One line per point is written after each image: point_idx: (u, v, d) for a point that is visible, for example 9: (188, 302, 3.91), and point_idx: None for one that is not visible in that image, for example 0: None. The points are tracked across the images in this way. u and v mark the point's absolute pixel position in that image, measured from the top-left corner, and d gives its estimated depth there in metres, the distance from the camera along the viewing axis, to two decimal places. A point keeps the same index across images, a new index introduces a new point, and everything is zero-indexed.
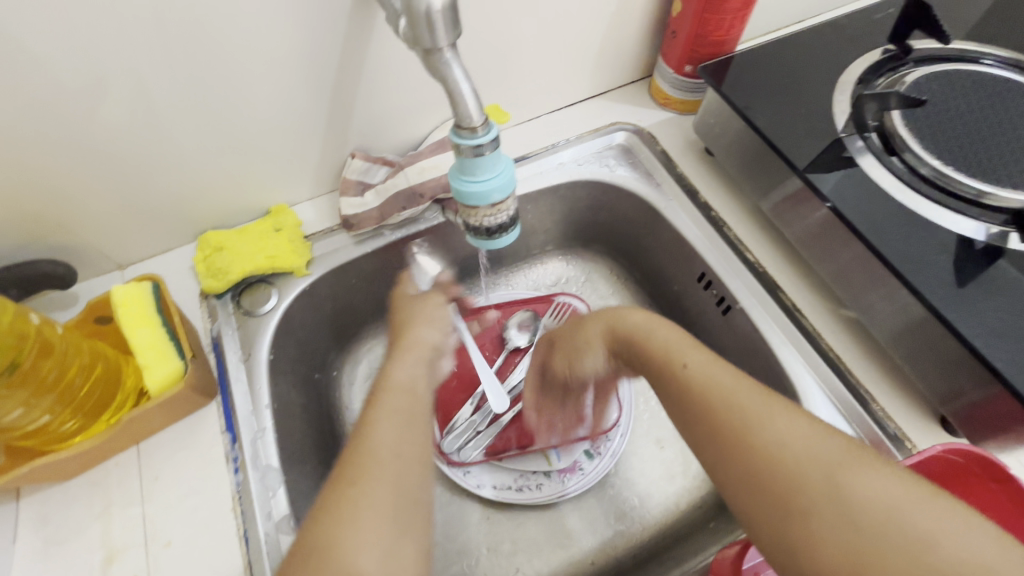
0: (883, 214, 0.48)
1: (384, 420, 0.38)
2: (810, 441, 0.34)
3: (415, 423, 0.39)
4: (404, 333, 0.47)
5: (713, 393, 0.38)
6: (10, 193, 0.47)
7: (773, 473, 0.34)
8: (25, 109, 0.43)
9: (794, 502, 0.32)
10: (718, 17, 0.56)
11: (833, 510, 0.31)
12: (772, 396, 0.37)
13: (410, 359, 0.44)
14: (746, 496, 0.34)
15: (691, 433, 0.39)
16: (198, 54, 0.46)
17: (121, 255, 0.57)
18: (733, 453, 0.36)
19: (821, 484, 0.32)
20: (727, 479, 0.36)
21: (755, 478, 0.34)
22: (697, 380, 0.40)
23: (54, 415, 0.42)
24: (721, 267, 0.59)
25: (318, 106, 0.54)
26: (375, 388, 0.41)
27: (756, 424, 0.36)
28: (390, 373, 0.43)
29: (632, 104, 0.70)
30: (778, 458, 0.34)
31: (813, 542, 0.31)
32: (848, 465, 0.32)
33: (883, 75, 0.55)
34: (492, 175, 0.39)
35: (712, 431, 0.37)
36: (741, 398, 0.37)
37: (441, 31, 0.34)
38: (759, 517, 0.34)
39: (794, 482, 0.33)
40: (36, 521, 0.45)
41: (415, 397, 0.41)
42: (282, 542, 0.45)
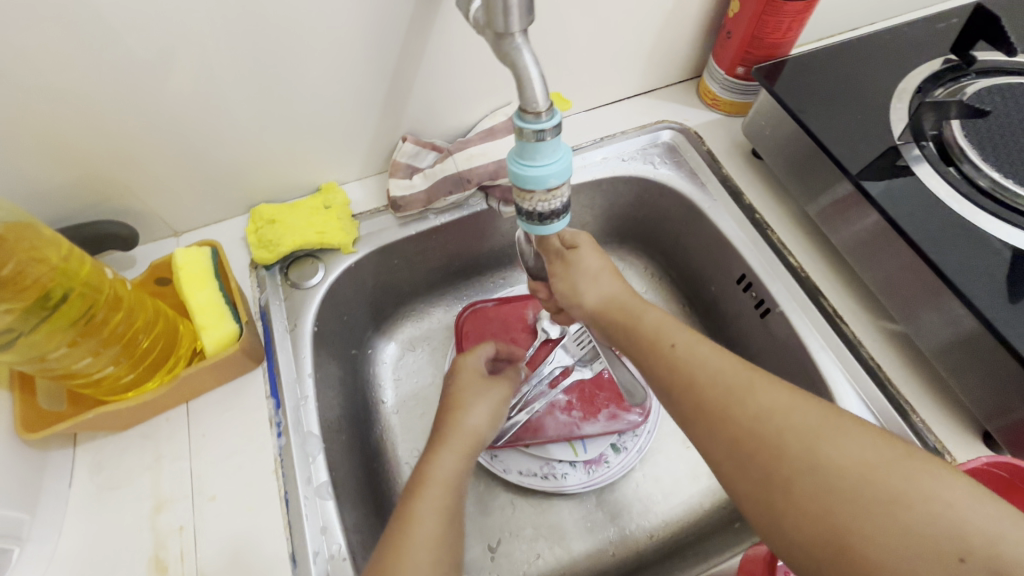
0: (937, 223, 0.47)
1: (422, 522, 0.40)
2: (790, 412, 0.36)
3: (445, 531, 0.40)
4: (456, 417, 0.49)
5: (701, 373, 0.40)
6: (85, 154, 0.49)
7: (759, 446, 0.35)
8: (107, 74, 0.45)
9: (777, 467, 0.34)
10: (776, 19, 0.56)
11: (813, 475, 0.33)
12: (755, 372, 0.39)
13: (448, 454, 0.46)
14: (731, 463, 0.36)
15: (679, 409, 0.40)
16: (270, 30, 0.47)
17: (178, 222, 0.60)
18: (720, 426, 0.37)
19: (801, 452, 0.34)
20: (715, 450, 0.37)
21: (742, 448, 0.36)
22: (685, 362, 0.41)
23: (117, 366, 0.44)
24: (762, 269, 0.58)
25: (375, 88, 0.55)
26: (415, 480, 0.44)
27: (742, 399, 0.37)
28: (435, 465, 0.44)
29: (679, 104, 0.70)
30: (760, 429, 0.36)
31: (799, 506, 0.33)
32: (826, 433, 0.34)
33: (943, 84, 0.55)
34: (550, 162, 0.39)
35: (696, 404, 0.39)
36: (726, 375, 0.39)
37: (516, 16, 0.36)
38: (746, 483, 0.35)
39: (778, 450, 0.35)
40: (91, 467, 0.47)
41: (451, 494, 0.43)
42: (320, 506, 0.46)
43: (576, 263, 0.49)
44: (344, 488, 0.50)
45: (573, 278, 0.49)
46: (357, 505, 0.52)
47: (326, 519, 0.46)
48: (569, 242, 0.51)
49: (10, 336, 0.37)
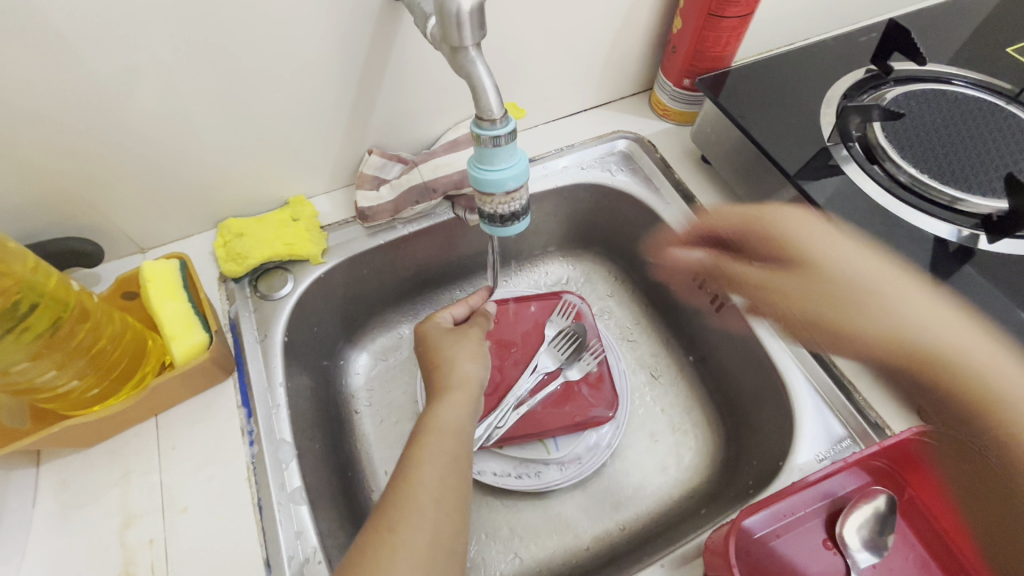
0: (866, 216, 0.52)
1: (430, 465, 0.43)
2: (928, 330, 0.46)
3: (456, 468, 0.44)
4: (451, 370, 0.51)
5: (795, 292, 0.54)
6: (48, 171, 0.50)
7: (958, 382, 0.45)
8: (70, 93, 0.46)
9: (937, 373, 0.46)
10: (715, 34, 0.60)
11: (980, 382, 0.44)
12: (898, 280, 0.49)
13: (452, 402, 0.48)
14: (896, 365, 0.49)
15: (825, 332, 0.53)
16: (235, 48, 0.49)
17: (143, 239, 0.60)
18: (928, 368, 0.47)
19: (962, 369, 0.45)
20: (869, 357, 0.51)
21: (835, 333, 0.52)
22: (778, 286, 0.55)
23: (83, 380, 0.44)
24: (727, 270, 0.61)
25: (341, 103, 0.57)
26: (421, 428, 0.46)
27: (867, 299, 0.49)
28: (438, 415, 0.47)
29: (633, 114, 0.74)
30: (899, 329, 0.47)
31: (962, 404, 0.45)
32: (944, 336, 0.46)
33: (866, 91, 0.60)
34: (508, 166, 0.42)
35: (921, 373, 0.47)
36: (860, 270, 0.50)
37: (469, 30, 0.38)
38: (918, 384, 0.49)
39: (986, 407, 0.44)
40: (57, 486, 0.46)
41: (457, 442, 0.45)
42: (294, 511, 0.47)
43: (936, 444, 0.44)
44: (320, 494, 0.51)
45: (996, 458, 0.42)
46: (333, 510, 0.52)
47: (301, 523, 0.46)
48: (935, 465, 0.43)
49: None
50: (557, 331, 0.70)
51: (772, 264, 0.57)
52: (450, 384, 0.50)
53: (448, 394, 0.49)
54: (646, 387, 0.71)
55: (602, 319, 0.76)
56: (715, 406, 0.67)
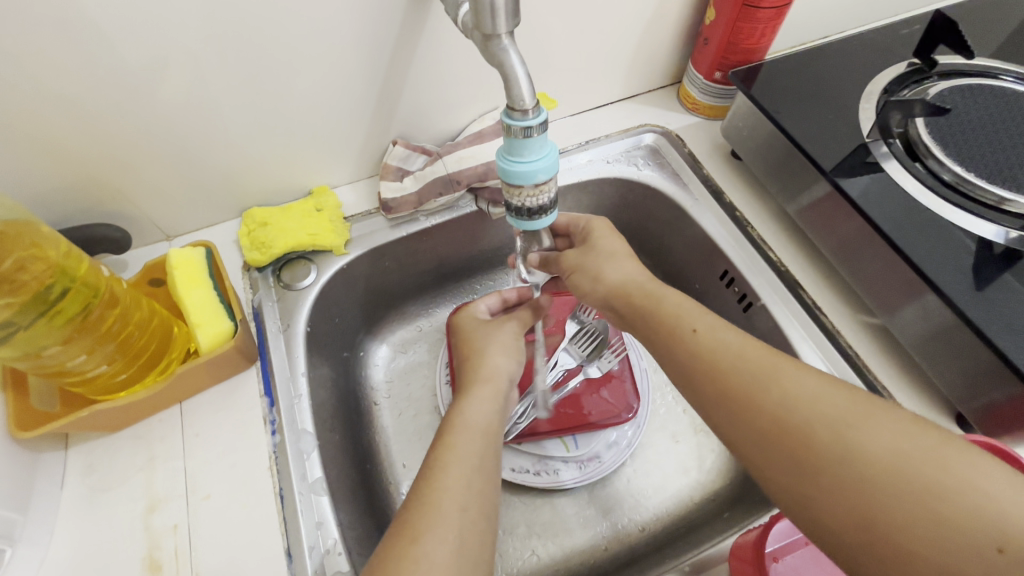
0: (906, 215, 0.50)
1: (455, 462, 0.40)
2: (816, 400, 0.36)
3: (484, 470, 0.41)
4: (480, 366, 0.50)
5: (724, 361, 0.40)
6: (79, 157, 0.50)
7: (828, 463, 0.33)
8: (102, 79, 0.46)
9: (806, 455, 0.34)
10: (750, 25, 0.58)
11: (847, 466, 0.33)
12: (779, 357, 0.39)
13: (479, 401, 0.47)
14: (756, 448, 0.37)
15: (703, 397, 0.41)
16: (263, 36, 0.48)
17: (169, 226, 0.60)
18: (792, 442, 0.35)
19: (841, 457, 0.33)
20: (745, 439, 0.37)
21: (725, 399, 0.39)
22: (710, 349, 0.41)
23: (112, 365, 0.45)
24: (581, 259, 0.53)
25: (366, 93, 0.57)
26: (446, 426, 0.44)
27: (767, 384, 0.38)
28: (464, 413, 0.45)
29: (661, 108, 0.72)
30: (787, 414, 0.36)
31: (820, 487, 0.33)
32: (853, 420, 0.34)
33: (908, 86, 0.58)
34: (537, 157, 0.41)
35: (773, 445, 0.36)
36: (749, 357, 0.40)
37: (503, 18, 0.38)
38: (774, 468, 0.35)
39: (855, 504, 0.32)
40: (84, 469, 0.47)
41: (486, 439, 0.43)
42: (315, 501, 0.47)
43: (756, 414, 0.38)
44: (340, 485, 0.51)
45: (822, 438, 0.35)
46: (352, 502, 0.52)
47: (321, 514, 0.46)
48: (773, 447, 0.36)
49: (7, 331, 0.37)
50: (579, 328, 0.68)
51: (701, 320, 0.44)
52: (477, 379, 0.49)
53: (475, 393, 0.48)
54: (668, 386, 0.70)
55: None
56: None
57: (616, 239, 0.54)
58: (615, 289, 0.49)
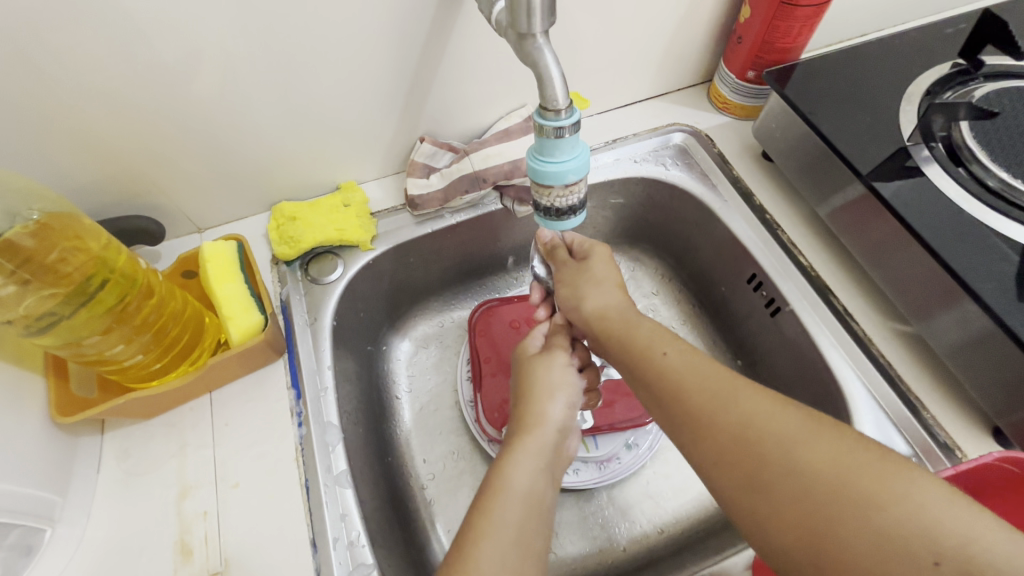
0: (946, 220, 0.48)
1: (497, 536, 0.38)
2: (771, 420, 0.35)
3: (524, 544, 0.38)
4: (528, 416, 0.47)
5: (688, 381, 0.40)
6: (117, 150, 0.51)
7: (778, 483, 0.33)
8: (141, 74, 0.47)
9: (756, 476, 0.34)
10: (787, 23, 0.57)
11: (795, 481, 0.33)
12: (737, 380, 0.39)
13: (521, 461, 0.43)
14: (712, 468, 0.36)
15: (666, 415, 0.40)
16: (296, 32, 0.49)
17: (202, 219, 0.61)
18: (746, 463, 0.35)
19: (791, 473, 0.33)
20: (701, 459, 0.37)
21: (685, 421, 0.38)
22: (675, 370, 0.41)
23: (147, 354, 0.46)
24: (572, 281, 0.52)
25: (396, 90, 0.57)
26: (487, 487, 0.41)
27: (723, 403, 0.37)
28: (509, 475, 0.42)
29: (690, 107, 0.71)
30: (743, 433, 0.36)
31: (772, 509, 0.33)
32: (804, 437, 0.34)
33: (952, 88, 0.56)
34: (568, 158, 0.41)
35: (727, 466, 0.35)
36: (709, 378, 0.39)
37: (539, 17, 0.38)
38: (729, 490, 0.35)
39: (806, 520, 0.31)
40: (118, 453, 0.48)
41: (529, 512, 0.40)
42: (339, 494, 0.47)
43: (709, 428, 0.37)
44: (362, 478, 0.52)
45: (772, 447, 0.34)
46: (374, 495, 0.52)
47: (345, 506, 0.47)
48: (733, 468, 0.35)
49: (50, 320, 0.39)
50: None
51: (670, 342, 0.43)
52: (525, 432, 0.45)
53: (520, 448, 0.44)
54: None
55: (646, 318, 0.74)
56: None
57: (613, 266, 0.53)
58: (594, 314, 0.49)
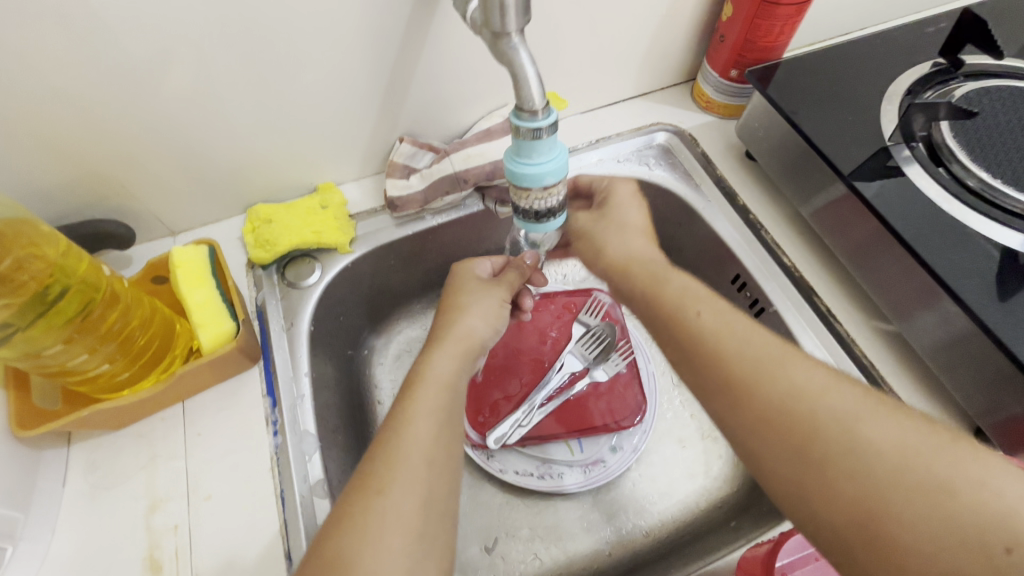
0: (927, 221, 0.48)
1: (421, 415, 0.40)
2: (823, 393, 0.35)
3: (450, 422, 0.41)
4: (459, 318, 0.48)
5: (728, 346, 0.39)
6: (82, 153, 0.50)
7: (831, 457, 0.32)
8: (105, 74, 0.45)
9: (808, 447, 0.33)
10: (768, 22, 0.56)
11: (852, 459, 0.32)
12: (787, 349, 0.38)
13: (446, 354, 0.45)
14: (756, 438, 0.35)
15: (700, 380, 0.39)
16: (267, 31, 0.48)
17: (174, 222, 0.60)
18: (796, 435, 0.34)
19: (849, 452, 0.32)
20: (739, 429, 0.36)
21: (726, 386, 0.37)
22: (710, 328, 0.40)
23: (113, 364, 0.45)
24: (591, 227, 0.51)
25: (373, 90, 0.56)
26: (414, 379, 0.43)
27: (772, 371, 0.36)
28: (433, 366, 0.44)
29: (674, 106, 0.71)
30: (792, 405, 0.35)
31: (821, 483, 0.32)
32: (863, 414, 0.33)
33: (932, 87, 0.56)
34: (546, 160, 0.40)
35: (775, 436, 0.35)
36: (757, 344, 0.38)
37: (513, 15, 0.37)
38: (775, 460, 0.34)
39: (861, 501, 0.31)
40: (85, 467, 0.47)
41: (449, 394, 0.42)
42: (316, 504, 0.46)
43: (751, 394, 0.36)
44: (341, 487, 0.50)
45: (820, 416, 0.34)
46: None
47: (322, 517, 0.46)
48: (779, 431, 0.34)
49: (7, 332, 0.37)
50: (586, 331, 0.67)
51: (703, 302, 0.43)
52: (450, 335, 0.46)
53: (441, 347, 0.46)
54: (675, 390, 0.69)
55: (631, 319, 0.74)
56: None
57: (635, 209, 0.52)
58: (618, 260, 0.48)
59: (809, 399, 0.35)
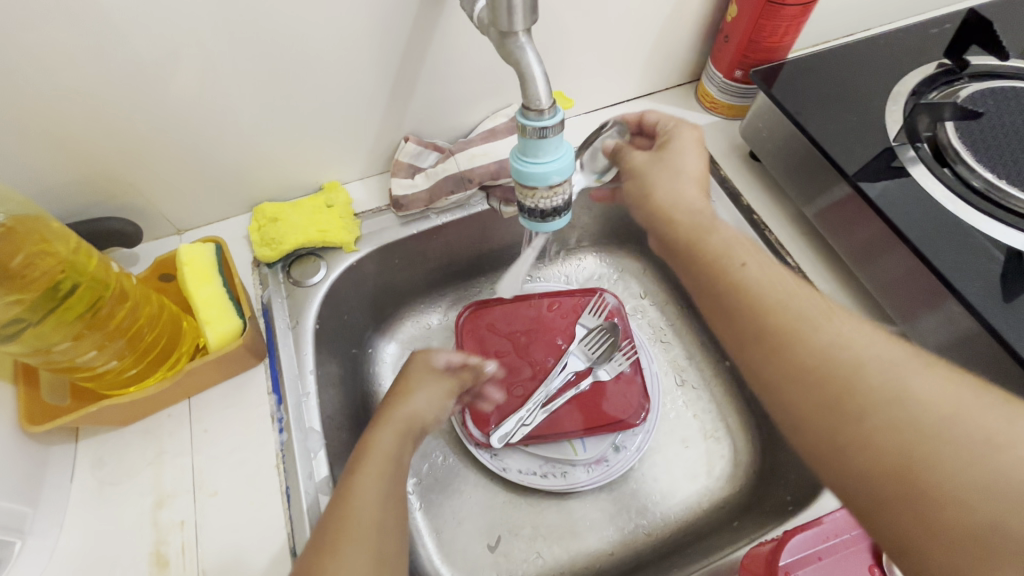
0: (931, 223, 0.48)
1: (369, 484, 0.40)
2: (866, 346, 0.34)
3: (395, 489, 0.41)
4: (401, 399, 0.49)
5: (769, 297, 0.37)
6: (90, 151, 0.50)
7: (872, 411, 0.32)
8: (114, 73, 0.46)
9: (847, 399, 0.32)
10: (773, 23, 0.56)
11: (898, 412, 0.31)
12: (828, 305, 0.37)
13: (388, 432, 0.45)
14: (790, 388, 0.34)
15: (734, 332, 0.38)
16: (275, 31, 0.48)
17: (180, 220, 0.60)
18: (838, 388, 0.33)
19: (891, 403, 0.31)
20: (775, 378, 0.35)
21: (763, 336, 0.36)
22: (754, 278, 0.39)
23: (121, 360, 0.45)
24: (646, 165, 0.50)
25: (379, 89, 0.56)
26: (360, 452, 0.43)
27: (814, 323, 0.36)
28: (377, 441, 0.44)
29: (678, 107, 0.71)
30: (836, 356, 0.34)
31: (856, 435, 0.32)
32: (906, 368, 0.33)
33: (937, 88, 0.56)
34: (552, 159, 0.40)
35: (812, 385, 0.34)
36: (797, 298, 0.37)
37: (520, 15, 0.37)
38: (808, 411, 0.34)
39: (903, 455, 0.30)
40: (92, 462, 0.47)
41: (395, 466, 0.43)
42: (321, 501, 0.47)
43: (789, 341, 0.35)
44: None
45: (865, 367, 0.33)
46: None
47: None
48: (817, 381, 0.34)
49: (16, 328, 0.38)
50: (589, 331, 0.68)
51: (750, 254, 0.41)
52: (389, 418, 0.47)
53: (382, 425, 0.46)
54: (678, 390, 0.69)
55: (634, 318, 0.74)
56: (750, 413, 0.65)
57: (695, 150, 0.49)
58: (663, 207, 0.46)
59: (854, 351, 0.34)
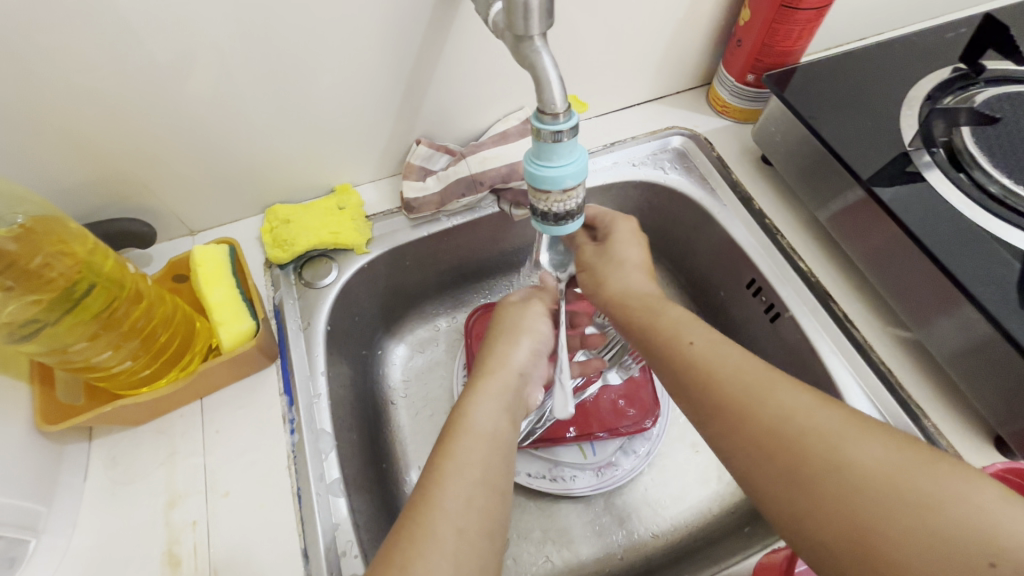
0: (947, 228, 0.47)
1: (459, 473, 0.38)
2: (811, 414, 0.35)
3: (490, 475, 0.39)
4: (498, 356, 0.48)
5: (718, 372, 0.39)
6: (106, 151, 0.50)
7: (821, 478, 0.32)
8: (130, 74, 0.46)
9: (800, 467, 0.33)
10: (786, 27, 0.56)
11: (838, 479, 0.31)
12: (773, 373, 0.38)
13: (483, 405, 0.43)
14: (746, 459, 0.35)
15: (695, 408, 0.39)
16: (289, 33, 0.48)
17: (193, 221, 0.60)
18: (783, 457, 0.34)
19: (837, 469, 0.32)
20: (732, 450, 0.36)
21: (720, 409, 0.38)
22: (701, 358, 0.40)
23: (136, 360, 0.45)
24: (595, 262, 0.53)
25: (391, 91, 0.56)
26: (450, 430, 0.41)
27: (760, 396, 0.37)
28: (470, 416, 0.42)
29: (689, 111, 0.71)
30: (779, 427, 0.35)
31: (807, 504, 0.32)
32: (848, 434, 0.33)
33: (953, 93, 0.56)
34: (567, 162, 0.40)
35: (767, 457, 0.34)
36: (745, 371, 0.38)
37: (536, 20, 0.37)
38: (766, 483, 0.34)
39: (854, 523, 0.30)
40: (106, 462, 0.47)
41: (492, 446, 0.40)
42: (332, 502, 0.47)
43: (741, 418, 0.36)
44: (356, 487, 0.50)
45: (807, 437, 0.34)
46: (368, 507, 0.51)
47: (337, 516, 0.46)
48: (770, 452, 0.34)
49: (33, 327, 0.38)
50: (600, 333, 0.65)
51: (698, 332, 0.43)
52: (486, 384, 0.45)
53: (482, 391, 0.45)
54: None
55: None
56: None
57: (634, 244, 0.53)
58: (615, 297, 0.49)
59: (801, 421, 0.34)
